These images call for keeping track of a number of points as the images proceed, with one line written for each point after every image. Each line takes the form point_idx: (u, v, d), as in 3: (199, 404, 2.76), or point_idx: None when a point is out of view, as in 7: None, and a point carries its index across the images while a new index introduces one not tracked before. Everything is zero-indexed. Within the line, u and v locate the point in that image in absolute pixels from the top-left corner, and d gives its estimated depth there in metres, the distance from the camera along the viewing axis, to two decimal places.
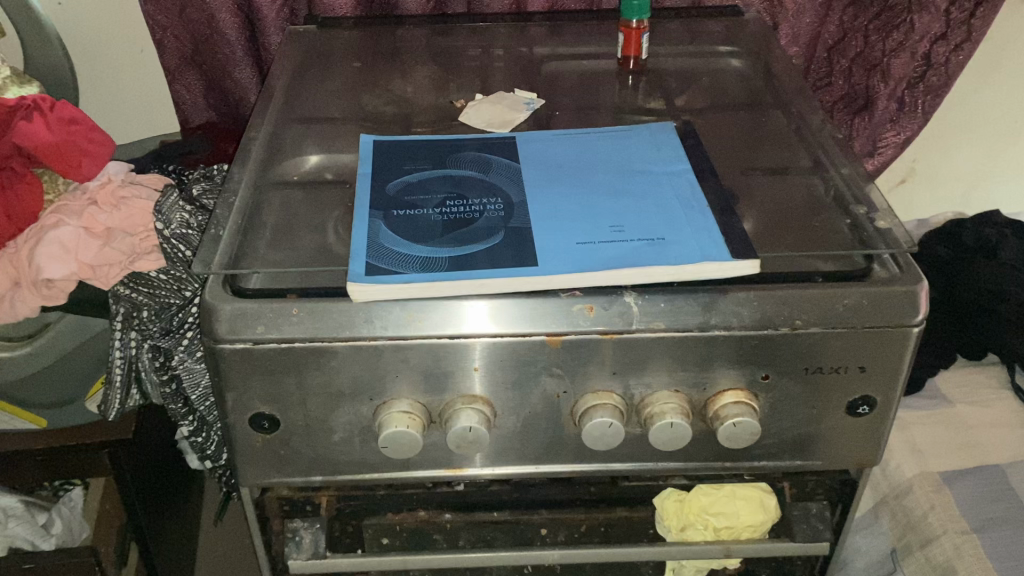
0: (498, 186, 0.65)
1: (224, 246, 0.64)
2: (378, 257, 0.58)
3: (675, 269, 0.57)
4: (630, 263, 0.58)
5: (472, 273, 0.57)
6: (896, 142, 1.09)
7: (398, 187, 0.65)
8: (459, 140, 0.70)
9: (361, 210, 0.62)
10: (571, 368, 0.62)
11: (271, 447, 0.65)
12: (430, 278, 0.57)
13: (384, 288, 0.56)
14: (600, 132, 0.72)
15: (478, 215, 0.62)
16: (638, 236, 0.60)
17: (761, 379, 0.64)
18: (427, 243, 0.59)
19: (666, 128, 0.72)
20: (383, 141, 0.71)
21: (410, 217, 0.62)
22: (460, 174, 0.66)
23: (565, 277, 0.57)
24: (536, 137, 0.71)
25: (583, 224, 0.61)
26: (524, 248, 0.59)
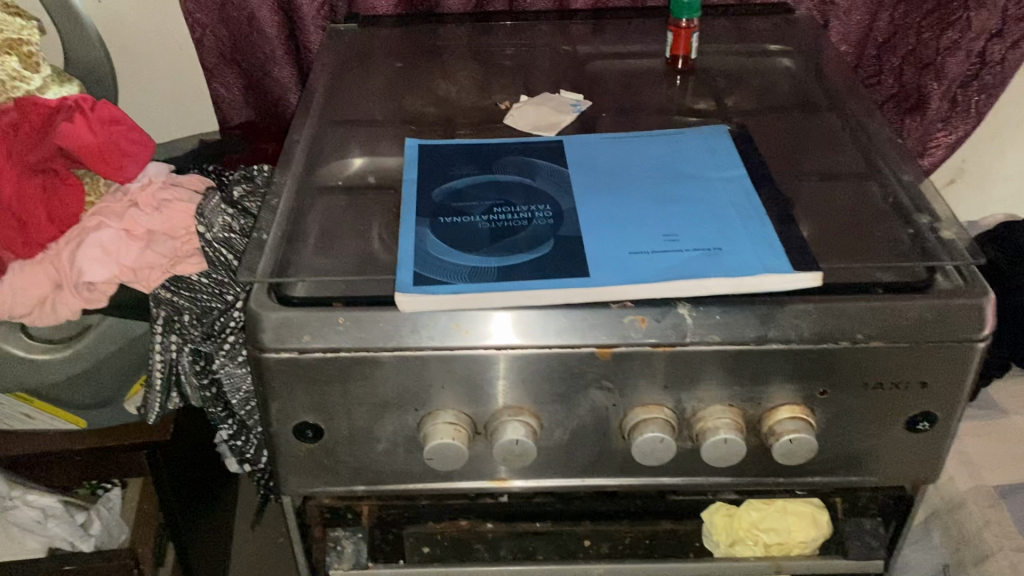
0: (546, 194, 0.63)
1: (268, 252, 0.63)
2: (426, 267, 0.57)
3: (733, 280, 0.55)
4: (686, 274, 0.56)
5: (522, 285, 0.56)
6: (947, 143, 1.05)
7: (444, 193, 0.63)
8: (506, 144, 0.69)
9: (408, 216, 0.61)
10: (621, 381, 0.61)
11: (314, 457, 0.64)
12: (479, 289, 0.55)
13: (432, 300, 0.55)
14: (649, 136, 0.70)
15: (527, 223, 0.60)
16: (693, 246, 0.58)
17: (818, 394, 0.62)
18: (475, 253, 0.58)
19: (718, 131, 0.70)
20: (428, 145, 0.69)
21: (457, 225, 0.60)
22: (507, 180, 0.65)
23: (619, 288, 0.55)
24: (583, 141, 0.69)
25: (635, 233, 0.59)
26: (575, 258, 0.58)
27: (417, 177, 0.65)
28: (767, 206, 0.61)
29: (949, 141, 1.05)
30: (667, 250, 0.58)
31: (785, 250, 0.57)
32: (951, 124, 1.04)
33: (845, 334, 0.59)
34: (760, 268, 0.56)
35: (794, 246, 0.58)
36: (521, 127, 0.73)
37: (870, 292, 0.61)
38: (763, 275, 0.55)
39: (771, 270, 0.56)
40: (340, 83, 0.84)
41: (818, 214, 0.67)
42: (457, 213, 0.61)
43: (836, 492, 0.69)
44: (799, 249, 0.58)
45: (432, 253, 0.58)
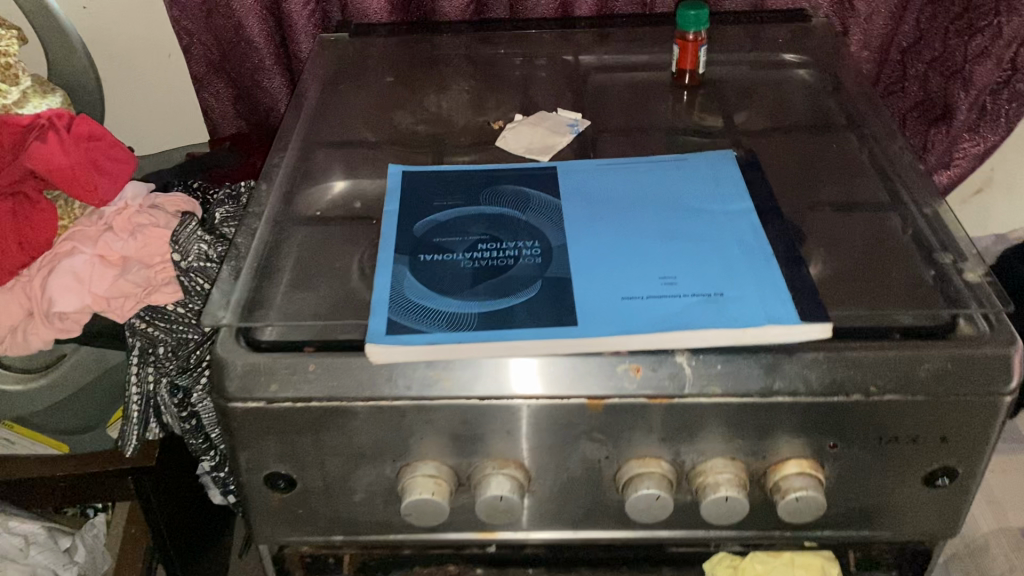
0: (536, 227, 0.59)
1: (238, 291, 0.59)
2: (401, 313, 0.53)
3: (735, 331, 0.51)
4: (683, 324, 0.51)
5: (504, 335, 0.51)
6: (976, 154, 0.98)
7: (426, 228, 0.59)
8: (496, 170, 0.64)
9: (385, 255, 0.57)
10: (614, 434, 0.56)
11: (288, 506, 0.60)
12: (457, 340, 0.51)
13: (406, 350, 0.50)
14: (651, 160, 0.65)
15: (514, 263, 0.56)
16: (692, 290, 0.53)
17: (828, 448, 0.57)
18: (455, 296, 0.54)
19: (725, 155, 0.65)
20: (414, 171, 0.65)
21: (438, 265, 0.56)
22: (494, 211, 0.60)
23: (609, 340, 0.51)
24: (579, 167, 0.65)
25: (630, 274, 0.55)
26: (563, 304, 0.53)
27: (398, 209, 0.61)
28: (775, 245, 0.57)
29: (980, 152, 0.97)
30: (664, 295, 0.53)
31: (792, 296, 0.53)
32: (980, 136, 0.97)
33: (858, 387, 0.54)
34: (765, 318, 0.51)
35: (803, 293, 0.53)
36: (515, 150, 0.69)
37: (885, 338, 0.56)
38: (768, 327, 0.51)
39: (777, 320, 0.51)
40: (329, 98, 0.80)
41: (831, 248, 0.62)
42: (439, 251, 0.57)
43: (849, 545, 0.64)
44: (809, 296, 0.53)
45: (409, 297, 0.54)
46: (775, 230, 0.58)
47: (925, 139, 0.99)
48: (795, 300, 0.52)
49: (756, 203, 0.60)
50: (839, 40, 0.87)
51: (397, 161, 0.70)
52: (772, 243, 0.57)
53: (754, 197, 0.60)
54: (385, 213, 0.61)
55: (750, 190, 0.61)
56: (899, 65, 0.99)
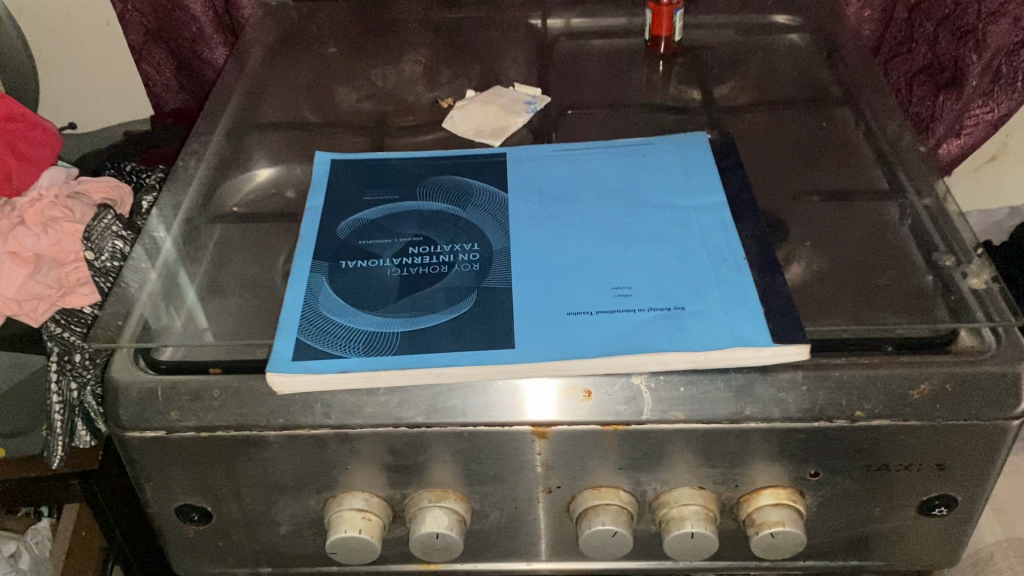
0: (476, 227, 0.51)
1: (143, 302, 0.52)
2: (312, 333, 0.46)
3: (696, 353, 0.43)
4: (636, 345, 0.44)
5: (428, 358, 0.44)
6: (987, 121, 0.88)
7: (352, 228, 0.52)
8: (438, 160, 0.57)
9: (303, 262, 0.50)
10: (564, 463, 0.49)
11: (207, 538, 0.54)
12: (372, 365, 0.44)
13: (312, 377, 0.44)
14: (613, 144, 0.57)
15: (447, 270, 0.48)
16: (649, 303, 0.46)
17: (810, 476, 0.50)
18: (376, 312, 0.47)
19: (699, 138, 0.57)
20: (346, 162, 0.58)
21: (360, 273, 0.49)
22: (430, 208, 0.53)
23: (548, 364, 0.44)
24: (532, 153, 0.57)
25: (579, 283, 0.47)
26: (499, 320, 0.46)
27: (324, 207, 0.54)
28: (751, 246, 0.49)
29: (993, 119, 0.87)
30: (617, 309, 0.46)
31: (765, 310, 0.45)
32: (993, 100, 0.86)
33: (843, 412, 0.47)
34: (731, 337, 0.44)
35: (778, 306, 0.45)
36: (464, 133, 0.61)
37: (874, 352, 0.49)
38: (735, 349, 0.43)
39: (746, 340, 0.44)
40: (269, 72, 0.73)
41: (815, 245, 0.55)
42: (363, 256, 0.50)
43: None
44: (786, 310, 0.45)
45: (322, 313, 0.47)
46: (751, 227, 0.50)
47: (932, 109, 0.89)
48: (769, 315, 0.45)
49: (731, 196, 0.52)
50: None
51: (334, 145, 0.63)
52: (745, 243, 0.49)
53: (729, 187, 0.53)
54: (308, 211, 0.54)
55: (724, 180, 0.53)
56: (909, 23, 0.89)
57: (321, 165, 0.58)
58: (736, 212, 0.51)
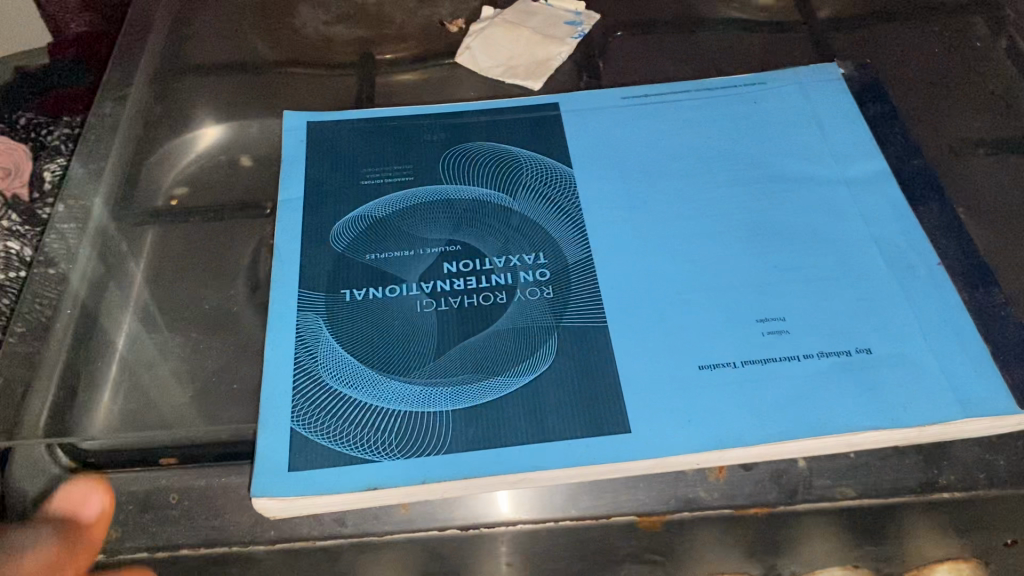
0: (539, 226, 0.35)
1: (53, 360, 0.34)
2: (316, 422, 0.30)
3: (905, 430, 0.29)
4: (813, 420, 0.30)
5: (503, 457, 0.29)
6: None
7: (351, 234, 0.36)
8: (461, 118, 0.40)
9: (286, 297, 0.34)
10: (677, 552, 0.35)
11: None
12: (419, 476, 0.29)
13: (326, 499, 0.28)
14: (706, 84, 0.41)
15: (506, 299, 0.33)
16: (817, 345, 0.32)
17: (1003, 544, 0.36)
18: (410, 378, 0.31)
19: (828, 71, 0.42)
20: (327, 123, 0.41)
21: (375, 311, 0.33)
22: (465, 196, 0.36)
23: (687, 458, 0.29)
24: (592, 102, 0.41)
25: (706, 316, 0.33)
26: (599, 382, 0.31)
27: (306, 199, 0.37)
28: (942, 240, 0.35)
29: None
30: (771, 359, 0.31)
31: (993, 352, 0.31)
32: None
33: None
34: (952, 398, 0.30)
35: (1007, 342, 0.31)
36: (489, 71, 0.44)
37: None
38: (963, 419, 0.29)
39: (971, 403, 0.30)
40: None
41: (970, 207, 0.37)
42: (376, 282, 0.34)
43: None
44: (1017, 348, 0.31)
45: (324, 383, 0.31)
46: (926, 215, 0.36)
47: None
48: (999, 361, 0.31)
49: (894, 163, 0.38)
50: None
51: (304, 95, 0.45)
52: (931, 237, 0.35)
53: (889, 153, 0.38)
54: (284, 206, 0.37)
55: (880, 139, 0.38)
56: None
57: (293, 130, 0.41)
58: (907, 190, 0.36)
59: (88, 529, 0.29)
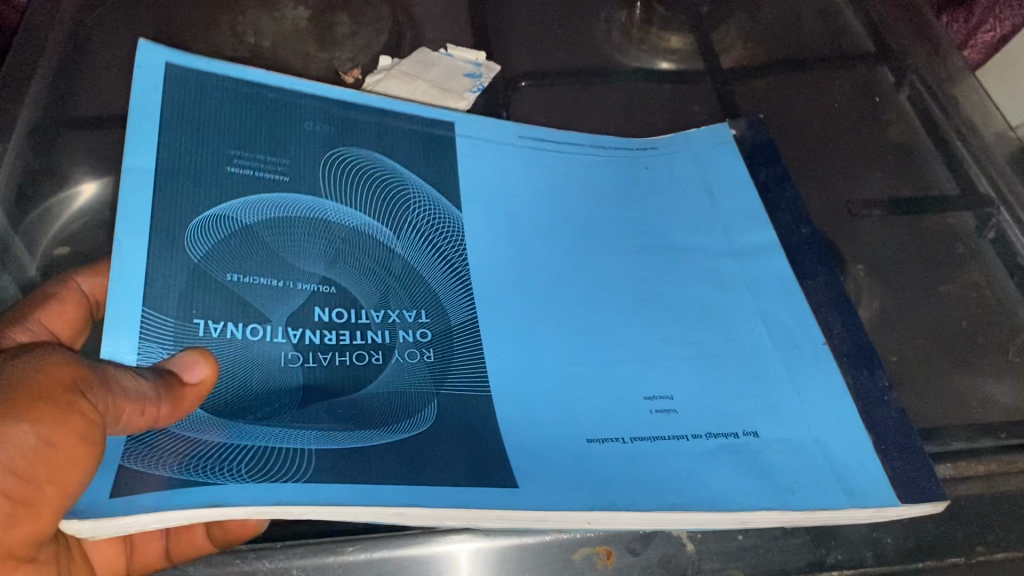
0: (421, 275, 0.38)
1: None
2: (148, 459, 0.28)
3: (794, 513, 0.30)
4: (702, 494, 0.30)
5: (376, 491, 0.28)
6: (983, 41, 0.60)
7: (209, 239, 0.36)
8: (343, 140, 0.41)
9: (125, 308, 0.33)
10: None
11: None
12: (274, 497, 0.27)
13: (154, 517, 0.26)
14: (599, 140, 0.44)
15: (382, 359, 0.35)
16: (705, 428, 0.33)
17: None
18: (270, 424, 0.31)
19: (719, 134, 0.45)
20: (191, 73, 0.40)
21: (235, 354, 0.33)
22: (344, 222, 0.39)
23: (579, 515, 0.29)
24: (484, 136, 0.44)
25: (594, 386, 0.35)
26: (486, 447, 0.31)
27: (155, 172, 0.37)
28: (828, 318, 0.37)
29: (993, 39, 0.60)
30: (661, 437, 0.32)
31: (874, 440, 0.32)
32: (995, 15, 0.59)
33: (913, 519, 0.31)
34: (838, 485, 0.31)
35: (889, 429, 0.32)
36: None
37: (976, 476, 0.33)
38: (850, 506, 0.30)
39: (859, 492, 0.30)
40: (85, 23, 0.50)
41: (868, 263, 0.40)
42: (235, 316, 0.34)
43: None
44: (896, 435, 0.32)
45: (172, 433, 0.30)
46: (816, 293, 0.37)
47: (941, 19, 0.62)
48: (882, 453, 0.32)
49: (783, 232, 0.40)
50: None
51: None
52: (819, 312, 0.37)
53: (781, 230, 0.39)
54: (129, 175, 0.36)
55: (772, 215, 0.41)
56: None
57: (147, 68, 0.39)
58: (796, 263, 0.39)
59: (185, 389, 0.30)
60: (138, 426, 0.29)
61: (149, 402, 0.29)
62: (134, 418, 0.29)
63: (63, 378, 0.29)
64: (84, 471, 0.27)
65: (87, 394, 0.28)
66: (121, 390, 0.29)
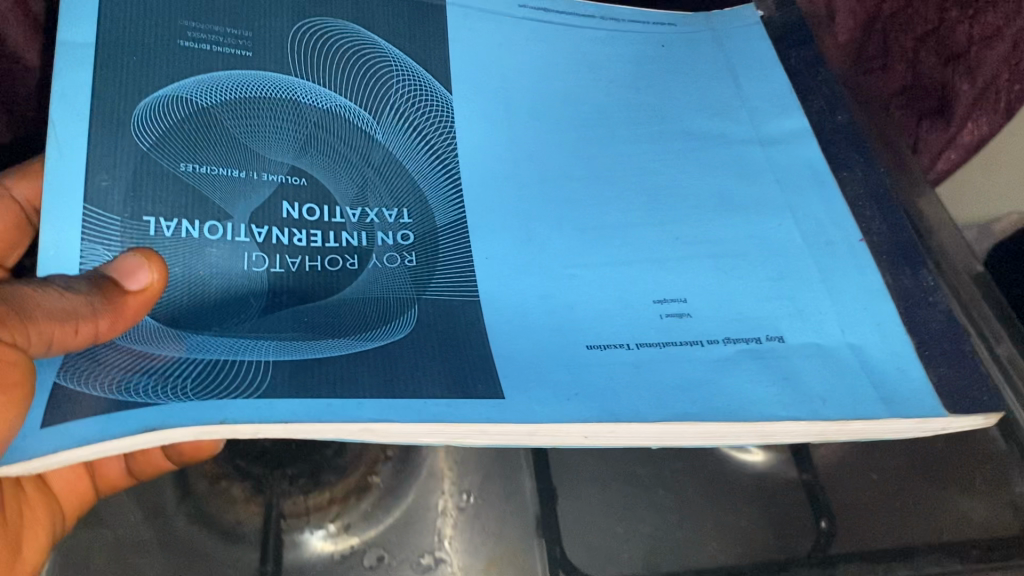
0: (402, 165, 0.35)
1: None
2: (89, 377, 0.26)
3: (826, 424, 0.26)
4: (721, 402, 0.27)
5: (333, 406, 0.26)
6: (962, 144, 0.47)
7: (161, 120, 0.32)
8: (315, 11, 0.37)
9: (67, 199, 0.30)
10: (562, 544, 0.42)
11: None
12: (219, 414, 0.24)
13: (83, 449, 0.24)
14: (611, 13, 0.41)
15: (358, 265, 0.32)
16: (725, 332, 0.30)
17: None
18: (226, 335, 0.29)
19: (743, 16, 0.42)
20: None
21: (191, 256, 0.31)
22: (315, 105, 0.35)
23: (573, 428, 0.26)
24: (483, 17, 0.39)
25: (593, 291, 0.32)
26: (467, 357, 0.29)
27: (98, 45, 0.32)
28: (867, 213, 0.35)
29: (975, 141, 0.47)
30: (672, 342, 0.30)
31: (917, 347, 0.30)
32: (975, 117, 0.46)
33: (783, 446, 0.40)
34: (875, 395, 0.27)
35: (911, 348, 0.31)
36: None
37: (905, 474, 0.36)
38: (889, 416, 0.27)
39: (899, 402, 0.27)
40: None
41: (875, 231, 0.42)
42: (192, 213, 0.31)
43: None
44: (941, 341, 0.30)
45: (120, 347, 0.28)
46: (830, 208, 0.34)
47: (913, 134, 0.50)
48: (925, 358, 0.29)
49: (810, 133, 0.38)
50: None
51: None
52: (855, 207, 0.35)
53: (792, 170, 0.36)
54: (66, 51, 0.32)
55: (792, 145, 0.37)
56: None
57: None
58: (829, 153, 0.37)
59: (127, 298, 0.28)
60: (79, 346, 0.27)
61: (85, 319, 0.27)
62: (67, 341, 0.27)
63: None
64: (16, 412, 0.25)
65: (20, 311, 0.26)
66: (54, 305, 0.27)
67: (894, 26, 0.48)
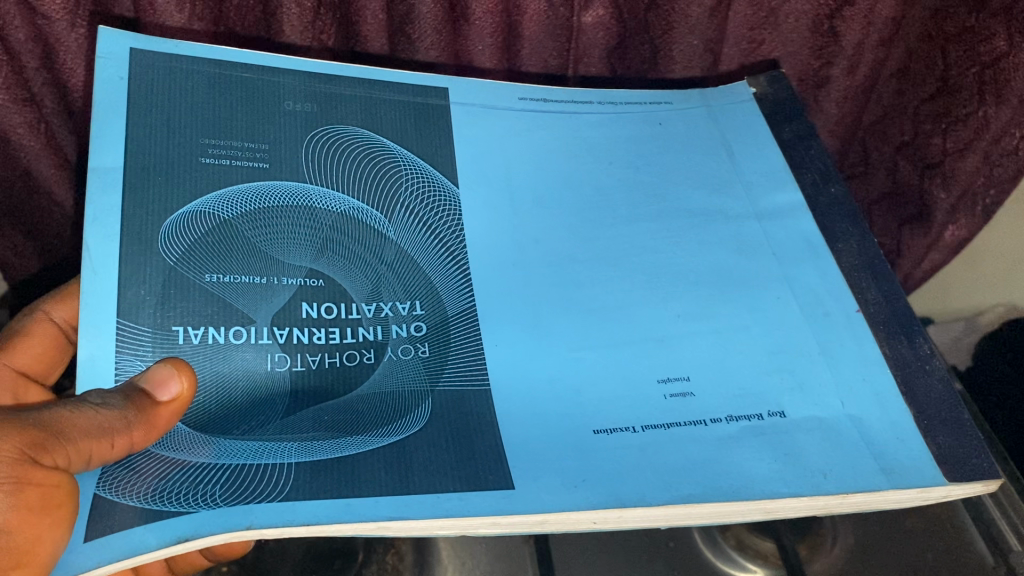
0: (414, 260, 0.36)
1: None
2: (123, 486, 0.28)
3: (827, 497, 0.28)
4: (725, 483, 0.29)
5: (353, 506, 0.27)
6: (946, 245, 0.51)
7: (182, 237, 0.34)
8: (328, 119, 0.38)
9: (101, 316, 0.31)
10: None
11: None
12: (245, 521, 0.26)
13: (128, 561, 0.25)
14: (609, 98, 0.43)
15: (375, 359, 0.33)
16: (726, 409, 0.32)
17: None
18: (250, 437, 0.30)
19: (736, 92, 0.44)
20: (159, 57, 0.36)
21: (217, 362, 0.32)
22: (329, 209, 0.36)
23: (584, 514, 0.27)
24: (488, 112, 0.41)
25: (602, 375, 0.33)
26: (479, 446, 0.30)
27: (126, 171, 0.34)
28: (864, 283, 0.36)
29: (956, 243, 0.51)
30: (675, 422, 0.31)
31: (916, 416, 0.32)
32: (955, 221, 0.50)
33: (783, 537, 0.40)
34: (875, 466, 0.29)
35: (912, 407, 0.32)
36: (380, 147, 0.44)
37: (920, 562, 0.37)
38: (891, 488, 0.29)
39: (898, 474, 0.29)
40: (14, 156, 0.46)
41: None
42: (217, 320, 0.33)
43: None
44: (939, 410, 0.32)
45: (154, 454, 0.29)
46: (825, 286, 0.36)
47: (897, 243, 0.53)
48: (924, 428, 0.31)
49: (811, 193, 0.40)
50: (818, 101, 0.51)
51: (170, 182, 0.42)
52: (851, 278, 0.36)
53: (788, 247, 0.38)
54: (96, 176, 0.34)
55: (790, 223, 0.39)
56: (885, 90, 0.50)
57: (108, 58, 0.35)
58: (824, 224, 0.38)
59: (158, 408, 0.29)
60: (116, 456, 0.29)
61: (119, 432, 0.28)
62: (106, 452, 0.28)
63: (14, 446, 0.28)
64: (60, 532, 0.27)
65: (50, 440, 0.28)
66: (86, 425, 0.28)
67: (870, 138, 0.52)
